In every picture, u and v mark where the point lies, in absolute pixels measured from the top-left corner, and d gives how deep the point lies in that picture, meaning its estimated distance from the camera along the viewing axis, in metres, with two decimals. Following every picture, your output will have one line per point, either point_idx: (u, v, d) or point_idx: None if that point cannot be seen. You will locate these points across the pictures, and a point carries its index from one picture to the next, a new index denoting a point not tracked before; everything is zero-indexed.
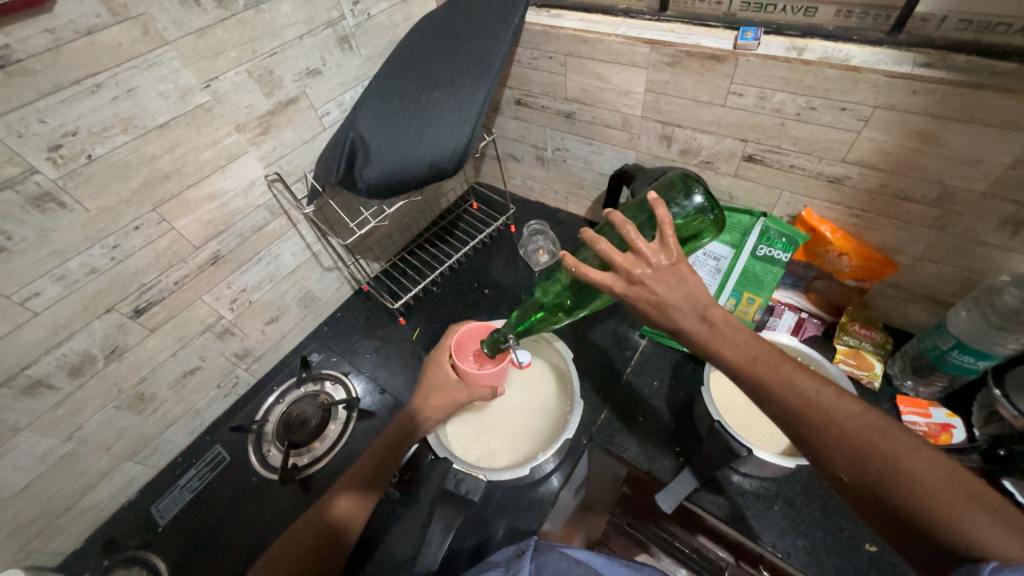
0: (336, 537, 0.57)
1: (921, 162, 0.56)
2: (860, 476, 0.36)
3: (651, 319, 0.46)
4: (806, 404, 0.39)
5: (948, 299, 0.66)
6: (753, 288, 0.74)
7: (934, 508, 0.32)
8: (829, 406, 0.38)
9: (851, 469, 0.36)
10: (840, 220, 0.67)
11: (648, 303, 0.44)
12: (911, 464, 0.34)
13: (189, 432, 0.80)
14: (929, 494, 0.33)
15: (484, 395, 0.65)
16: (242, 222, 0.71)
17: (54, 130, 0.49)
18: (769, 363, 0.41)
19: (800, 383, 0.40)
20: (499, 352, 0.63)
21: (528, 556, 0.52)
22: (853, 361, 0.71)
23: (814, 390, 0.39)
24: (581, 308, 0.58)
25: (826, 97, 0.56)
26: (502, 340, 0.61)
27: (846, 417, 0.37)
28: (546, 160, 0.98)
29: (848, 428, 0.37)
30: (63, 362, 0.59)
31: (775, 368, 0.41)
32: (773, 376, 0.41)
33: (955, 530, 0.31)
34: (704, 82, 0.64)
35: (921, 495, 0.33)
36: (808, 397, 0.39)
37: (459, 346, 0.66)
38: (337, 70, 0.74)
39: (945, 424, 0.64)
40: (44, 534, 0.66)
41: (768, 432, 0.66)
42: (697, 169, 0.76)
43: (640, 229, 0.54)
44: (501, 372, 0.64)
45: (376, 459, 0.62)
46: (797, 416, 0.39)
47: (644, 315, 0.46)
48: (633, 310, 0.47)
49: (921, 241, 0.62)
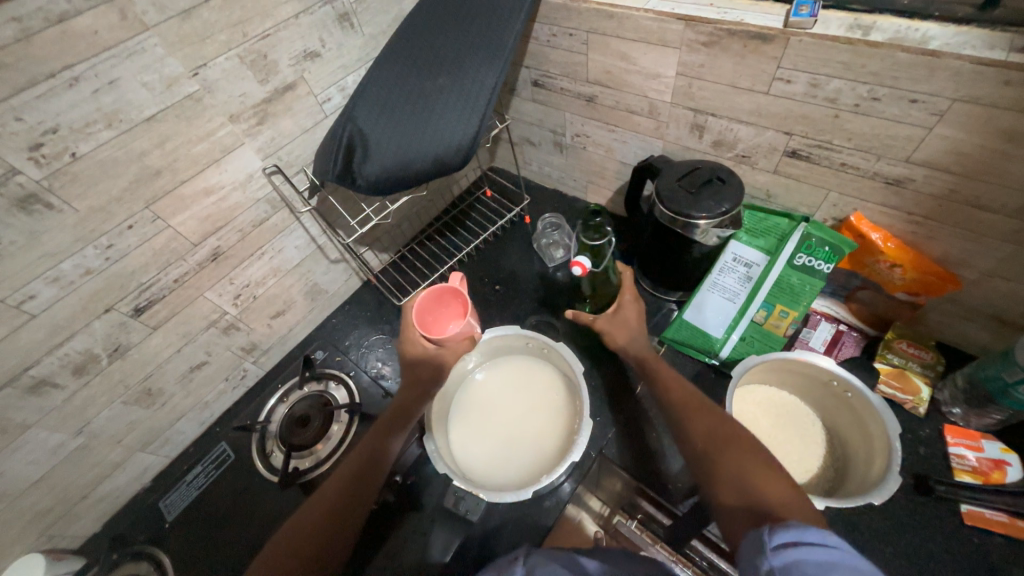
0: (352, 489, 0.54)
1: (1005, 167, 0.47)
2: (706, 461, 0.44)
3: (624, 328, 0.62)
4: (688, 410, 0.50)
5: (1016, 320, 0.58)
6: (788, 300, 0.65)
7: (741, 481, 0.40)
8: (696, 418, 0.48)
9: (699, 456, 0.45)
10: (896, 226, 0.59)
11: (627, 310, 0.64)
12: (743, 452, 0.42)
13: (199, 423, 0.81)
14: (743, 468, 0.40)
15: (456, 344, 0.58)
16: (241, 216, 0.68)
17: (33, 127, 0.46)
18: (671, 378, 0.55)
19: (686, 393, 0.52)
20: (440, 315, 0.61)
21: (522, 557, 0.47)
22: (897, 384, 0.64)
23: (695, 405, 0.50)
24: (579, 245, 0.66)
25: (892, 86, 0.48)
26: (603, 251, 0.64)
27: (708, 418, 0.48)
28: (564, 147, 0.91)
29: (710, 423, 0.47)
30: (66, 361, 0.58)
31: (672, 381, 0.55)
32: (673, 392, 0.53)
33: (754, 495, 0.38)
34: (746, 65, 0.56)
35: (739, 468, 0.40)
36: (689, 399, 0.51)
37: (428, 326, 0.59)
38: (338, 51, 0.69)
39: (999, 460, 0.57)
40: (63, 520, 0.68)
41: (795, 459, 0.59)
42: (731, 163, 0.68)
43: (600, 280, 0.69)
44: (444, 327, 0.60)
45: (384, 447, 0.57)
46: (677, 419, 0.50)
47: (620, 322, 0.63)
48: (619, 314, 0.63)
49: (992, 255, 0.54)
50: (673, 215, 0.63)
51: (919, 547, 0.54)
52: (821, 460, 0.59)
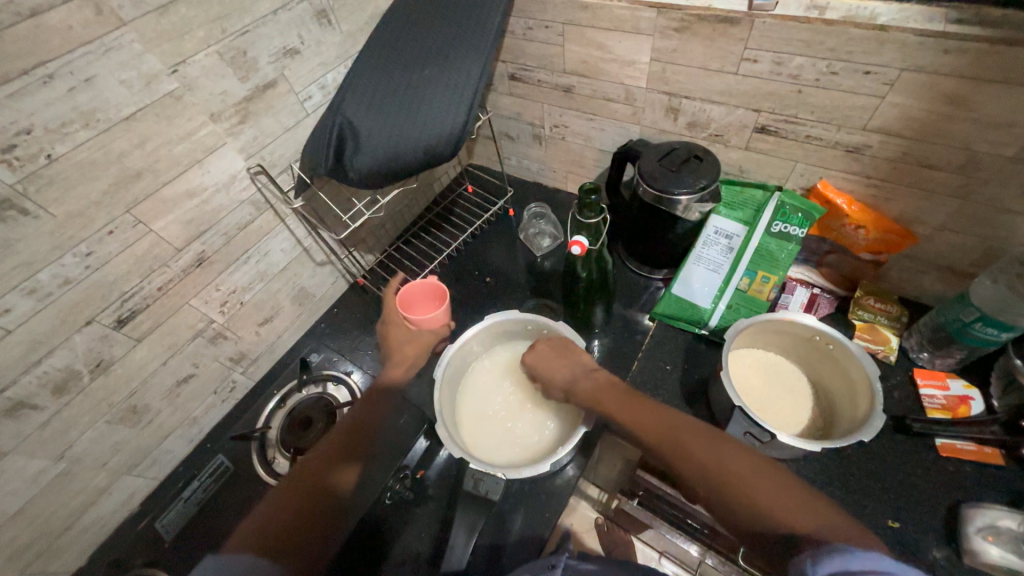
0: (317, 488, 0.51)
1: (949, 128, 0.53)
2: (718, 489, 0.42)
3: (555, 368, 0.62)
4: (689, 435, 0.46)
5: (966, 269, 0.64)
6: (768, 266, 0.70)
7: (771, 508, 0.38)
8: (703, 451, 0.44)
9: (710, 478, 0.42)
10: (857, 191, 0.65)
11: (542, 357, 0.64)
12: (762, 475, 0.41)
13: (188, 440, 0.77)
14: (765, 491, 0.39)
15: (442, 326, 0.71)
16: (226, 219, 0.66)
17: (5, 128, 0.44)
18: (656, 412, 0.50)
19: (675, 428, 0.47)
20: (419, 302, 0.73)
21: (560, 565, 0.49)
22: (869, 336, 0.69)
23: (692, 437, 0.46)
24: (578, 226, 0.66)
25: (848, 59, 0.53)
26: (599, 227, 0.65)
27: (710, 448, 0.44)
28: (543, 139, 0.93)
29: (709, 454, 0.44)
30: (45, 380, 0.55)
31: (660, 417, 0.50)
32: (653, 423, 0.49)
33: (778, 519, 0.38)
34: (716, 48, 0.60)
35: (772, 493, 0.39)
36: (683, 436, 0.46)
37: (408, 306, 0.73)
38: (317, 48, 0.68)
39: (964, 396, 0.63)
40: (45, 556, 0.63)
41: (786, 413, 0.63)
42: (705, 143, 0.72)
43: (596, 266, 0.68)
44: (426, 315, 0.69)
45: (342, 476, 0.53)
46: (680, 461, 0.45)
47: (542, 372, 0.63)
48: (554, 375, 0.62)
49: (942, 211, 0.60)
50: (657, 194, 0.67)
51: (903, 479, 0.59)
52: (809, 412, 0.64)
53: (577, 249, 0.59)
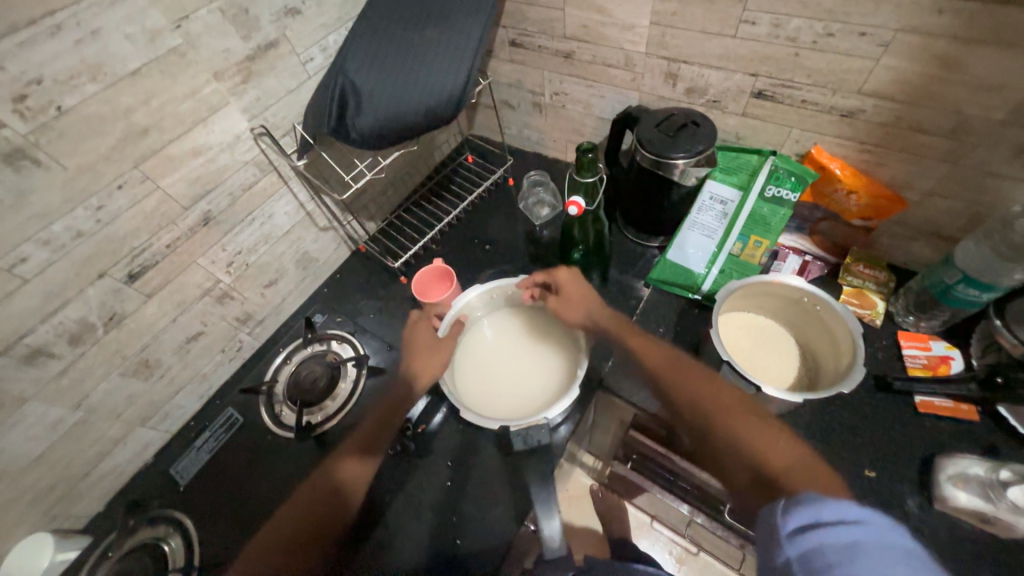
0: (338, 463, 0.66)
1: (941, 91, 0.54)
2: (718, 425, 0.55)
3: (575, 301, 0.72)
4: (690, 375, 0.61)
5: (953, 234, 0.65)
6: (760, 231, 0.72)
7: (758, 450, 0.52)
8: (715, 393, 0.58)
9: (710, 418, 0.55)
10: (851, 156, 0.66)
11: (574, 282, 0.74)
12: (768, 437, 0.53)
13: (199, 396, 0.80)
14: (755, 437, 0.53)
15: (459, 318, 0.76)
16: (231, 179, 0.67)
17: (16, 78, 0.45)
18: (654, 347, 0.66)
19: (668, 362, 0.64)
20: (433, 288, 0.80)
21: None
22: (857, 301, 0.72)
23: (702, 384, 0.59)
24: (575, 188, 0.68)
25: (844, 21, 0.54)
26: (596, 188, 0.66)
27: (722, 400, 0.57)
28: (543, 107, 0.93)
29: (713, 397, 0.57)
30: (61, 329, 0.57)
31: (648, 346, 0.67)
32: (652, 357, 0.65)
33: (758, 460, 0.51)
34: (715, 10, 0.60)
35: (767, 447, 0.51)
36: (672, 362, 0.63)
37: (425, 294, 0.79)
38: (318, 9, 0.69)
39: (945, 356, 0.66)
40: (66, 499, 0.67)
41: (774, 374, 0.66)
42: (703, 109, 0.73)
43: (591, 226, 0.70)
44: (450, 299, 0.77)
45: (351, 469, 0.65)
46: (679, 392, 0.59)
47: (569, 297, 0.73)
48: (574, 303, 0.73)
49: (932, 175, 0.61)
50: (654, 158, 0.68)
51: (882, 433, 0.62)
52: (796, 372, 0.66)
53: (574, 209, 0.61)
